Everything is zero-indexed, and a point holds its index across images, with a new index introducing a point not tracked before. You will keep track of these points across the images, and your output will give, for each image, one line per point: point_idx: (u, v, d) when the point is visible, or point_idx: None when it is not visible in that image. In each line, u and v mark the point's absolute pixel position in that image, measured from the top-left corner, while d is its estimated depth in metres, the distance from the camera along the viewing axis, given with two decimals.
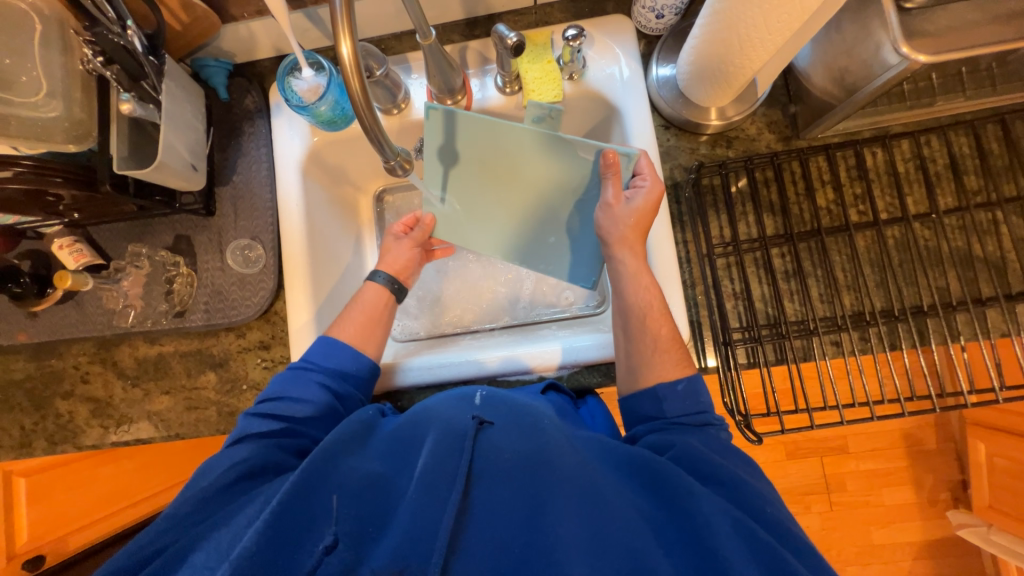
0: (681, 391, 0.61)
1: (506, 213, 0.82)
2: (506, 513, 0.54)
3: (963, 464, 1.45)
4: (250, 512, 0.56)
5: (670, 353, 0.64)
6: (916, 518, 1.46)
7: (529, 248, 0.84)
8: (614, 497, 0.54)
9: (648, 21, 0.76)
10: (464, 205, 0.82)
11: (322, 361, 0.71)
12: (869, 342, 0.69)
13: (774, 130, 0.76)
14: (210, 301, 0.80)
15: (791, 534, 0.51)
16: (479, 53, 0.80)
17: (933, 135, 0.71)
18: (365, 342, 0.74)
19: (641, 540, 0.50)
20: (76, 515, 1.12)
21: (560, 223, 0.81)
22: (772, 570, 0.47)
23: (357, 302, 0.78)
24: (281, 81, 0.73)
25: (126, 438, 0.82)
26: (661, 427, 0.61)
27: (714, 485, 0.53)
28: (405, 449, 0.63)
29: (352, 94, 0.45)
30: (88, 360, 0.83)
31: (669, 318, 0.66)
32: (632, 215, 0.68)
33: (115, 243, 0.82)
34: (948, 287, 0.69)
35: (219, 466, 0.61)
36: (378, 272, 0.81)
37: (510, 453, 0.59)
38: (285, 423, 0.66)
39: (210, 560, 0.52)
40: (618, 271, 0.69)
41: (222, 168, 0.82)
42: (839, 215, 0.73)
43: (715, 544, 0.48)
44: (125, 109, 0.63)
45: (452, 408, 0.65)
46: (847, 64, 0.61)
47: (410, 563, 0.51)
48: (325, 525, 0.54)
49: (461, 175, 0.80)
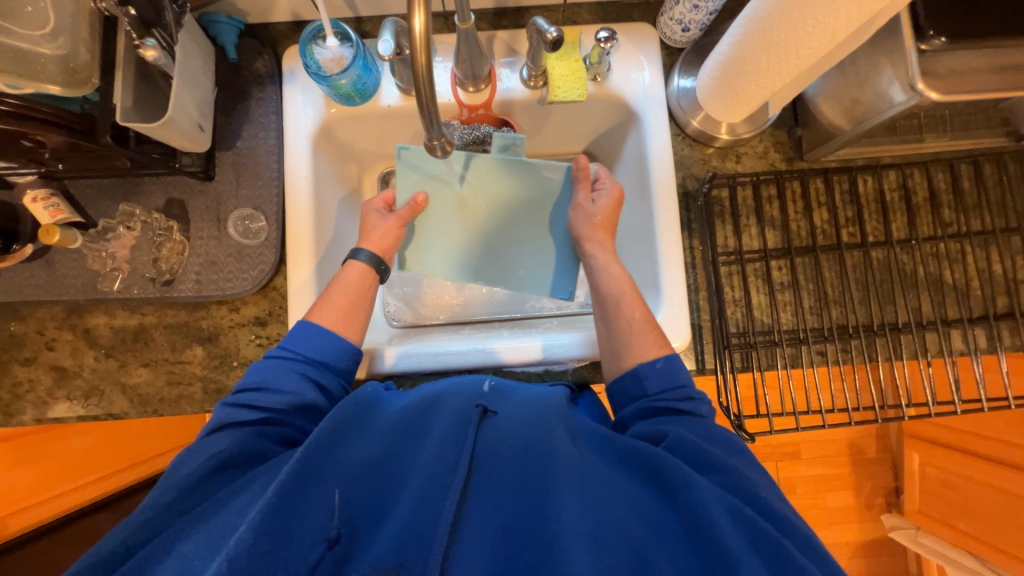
0: (661, 368, 0.64)
1: (482, 244, 0.87)
2: (507, 502, 0.54)
3: (898, 472, 1.59)
4: (246, 499, 0.53)
5: (645, 333, 0.68)
6: (854, 520, 1.59)
7: (506, 268, 0.87)
8: (618, 490, 0.55)
9: (673, 33, 0.79)
10: (444, 236, 0.86)
11: (303, 349, 0.67)
12: (851, 353, 0.75)
13: (779, 150, 0.81)
14: (202, 271, 0.75)
15: (789, 521, 0.52)
16: (507, 44, 0.80)
17: (916, 169, 0.78)
18: (349, 329, 0.71)
19: (642, 530, 0.51)
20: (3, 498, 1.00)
21: (535, 247, 0.86)
22: (770, 558, 0.48)
23: (338, 284, 0.73)
24: (303, 46, 0.70)
25: (96, 412, 0.76)
26: (650, 407, 0.63)
27: (711, 475, 0.55)
28: (403, 433, 0.60)
29: (416, 69, 0.44)
30: (56, 326, 0.76)
31: (638, 300, 0.71)
32: (597, 213, 0.76)
33: (97, 202, 0.76)
34: (920, 308, 0.76)
35: (201, 451, 0.58)
36: (359, 249, 0.75)
37: (512, 441, 0.58)
38: (264, 412, 0.62)
39: (206, 549, 0.48)
40: (591, 263, 0.75)
41: (226, 131, 0.78)
42: (832, 234, 0.78)
43: (717, 535, 0.49)
44: (150, 56, 0.59)
45: (451, 393, 0.65)
46: (859, 95, 0.66)
47: (409, 558, 0.50)
48: (323, 518, 0.51)
49: (442, 209, 0.85)
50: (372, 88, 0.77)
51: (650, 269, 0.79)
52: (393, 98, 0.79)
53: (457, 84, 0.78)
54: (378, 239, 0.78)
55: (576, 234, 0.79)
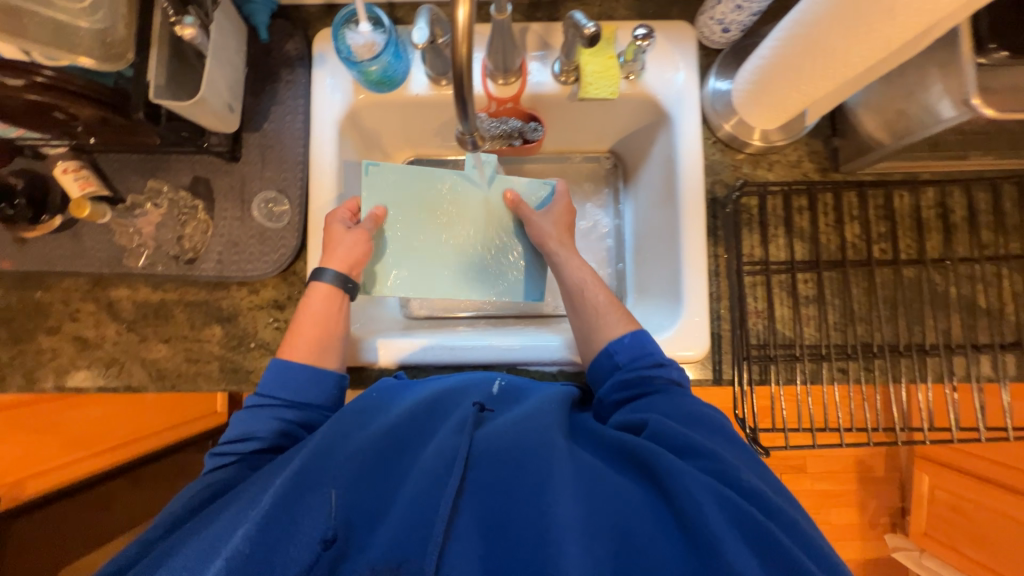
0: (628, 343, 0.67)
1: (442, 260, 0.83)
2: (499, 494, 0.52)
3: (904, 492, 1.57)
4: (239, 509, 0.51)
5: (611, 312, 0.72)
6: (856, 537, 1.57)
7: (483, 275, 0.84)
8: (612, 485, 0.53)
9: (712, 34, 0.77)
10: (409, 254, 0.82)
11: (279, 391, 0.64)
12: (874, 372, 0.74)
13: (814, 160, 0.79)
14: (224, 251, 0.76)
15: (775, 505, 0.50)
16: (540, 37, 0.78)
17: (956, 187, 0.76)
18: (324, 358, 0.68)
19: (636, 521, 0.50)
20: (15, 466, 0.99)
21: (500, 252, 0.85)
22: (759, 548, 0.46)
23: (305, 313, 0.70)
24: (335, 30, 0.69)
25: (115, 384, 0.77)
26: (623, 379, 0.65)
27: (698, 462, 0.53)
28: (405, 421, 0.59)
29: (457, 60, 0.44)
30: (80, 297, 0.78)
31: (602, 285, 0.75)
32: (553, 215, 0.81)
33: (124, 176, 0.77)
34: (949, 330, 0.74)
35: (184, 491, 0.57)
36: (324, 268, 0.71)
37: (509, 434, 0.56)
38: (238, 455, 0.60)
39: (198, 554, 0.47)
40: (555, 258, 0.78)
41: (254, 112, 0.78)
42: (862, 249, 0.76)
43: (706, 527, 0.47)
44: (187, 35, 0.60)
45: (455, 389, 0.64)
46: (904, 107, 0.64)
47: (409, 558, 0.48)
48: (316, 519, 0.50)
49: (408, 227, 0.82)
50: (401, 76, 0.76)
51: (670, 273, 0.78)
52: (422, 87, 0.78)
53: (488, 76, 0.76)
54: (347, 248, 0.72)
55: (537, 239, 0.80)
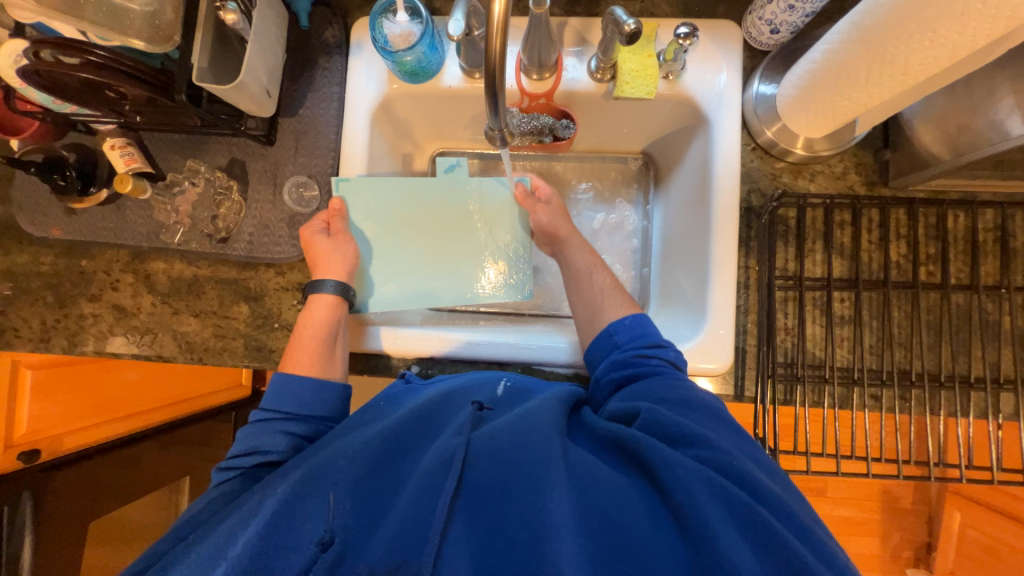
0: (629, 324, 0.67)
1: (427, 262, 0.83)
2: (496, 496, 0.51)
3: (932, 527, 1.48)
4: (242, 514, 0.53)
5: (616, 294, 0.72)
6: (875, 569, 1.49)
7: (462, 276, 0.83)
8: (607, 480, 0.52)
9: (760, 35, 0.74)
10: (392, 263, 0.82)
11: (285, 404, 0.65)
12: (909, 402, 0.70)
13: (861, 173, 0.74)
14: (255, 233, 0.78)
15: (766, 490, 0.49)
16: (579, 32, 0.77)
17: (1020, 211, 0.70)
18: (327, 369, 0.70)
19: (627, 514, 0.49)
20: (54, 421, 1.04)
21: (475, 250, 0.84)
22: (751, 534, 0.45)
23: (309, 326, 0.70)
24: (374, 19, 0.69)
25: (148, 352, 0.81)
26: (622, 358, 0.64)
27: (691, 450, 0.52)
28: (405, 423, 0.59)
29: (490, 54, 0.43)
30: (120, 268, 0.81)
31: (609, 270, 0.76)
32: (555, 206, 0.82)
33: (166, 154, 0.80)
34: (998, 363, 0.69)
35: (194, 503, 0.59)
36: (325, 279, 0.73)
37: (506, 434, 0.56)
38: (242, 469, 0.62)
39: (202, 559, 0.49)
40: (566, 242, 0.79)
41: (291, 98, 0.79)
42: (908, 271, 0.72)
43: (699, 522, 0.46)
44: (230, 19, 0.62)
45: (458, 390, 0.64)
46: (968, 122, 0.59)
47: (407, 560, 0.48)
48: (317, 518, 0.51)
49: (386, 234, 0.83)
50: (436, 67, 0.76)
51: (696, 282, 0.76)
52: (455, 79, 0.77)
53: (522, 70, 0.75)
54: (341, 258, 0.74)
55: (543, 228, 0.81)
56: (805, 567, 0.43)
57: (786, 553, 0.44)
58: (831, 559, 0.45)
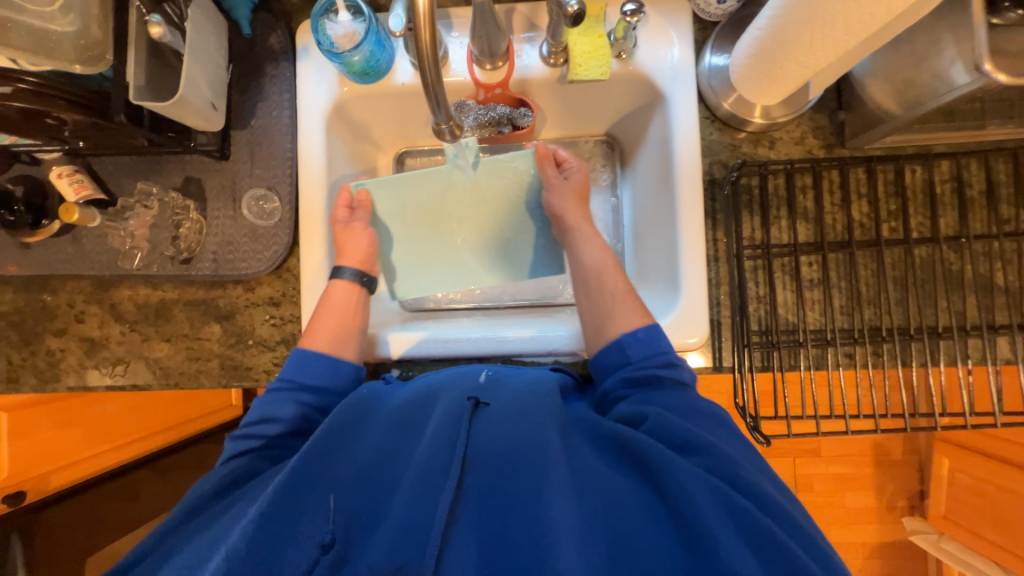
0: (642, 337, 0.65)
1: (428, 250, 0.82)
2: (501, 509, 0.51)
3: (924, 475, 1.52)
4: (234, 515, 0.53)
5: (627, 303, 0.69)
6: (872, 521, 1.53)
7: (492, 262, 0.83)
8: (607, 483, 0.52)
9: (707, 5, 0.74)
10: (394, 258, 0.82)
11: (298, 376, 0.67)
12: (882, 357, 0.71)
13: (819, 136, 0.75)
14: (219, 250, 0.77)
15: (770, 499, 0.50)
16: (527, 18, 0.76)
17: (973, 159, 0.72)
18: (343, 351, 0.70)
19: (632, 522, 0.49)
20: (39, 460, 1.03)
21: (501, 237, 0.83)
22: (753, 544, 0.46)
23: (327, 303, 0.72)
24: (315, 21, 0.68)
25: (121, 382, 0.79)
26: (634, 376, 0.63)
27: (694, 458, 0.53)
28: (399, 430, 0.58)
29: (421, 44, 0.44)
30: (84, 300, 0.79)
31: (620, 273, 0.73)
32: (571, 187, 0.78)
33: (117, 179, 0.78)
34: (964, 311, 0.71)
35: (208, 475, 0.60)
36: (343, 266, 0.74)
37: (509, 437, 0.55)
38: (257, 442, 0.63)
39: (192, 559, 0.49)
40: (573, 234, 0.76)
41: (241, 109, 0.78)
42: (871, 229, 0.73)
43: (701, 530, 0.46)
44: (157, 32, 0.61)
45: (443, 383, 0.63)
46: (913, 76, 0.60)
47: (408, 559, 0.47)
48: (312, 525, 0.50)
49: (403, 233, 0.81)
50: (386, 66, 0.74)
51: (668, 259, 0.76)
52: (407, 76, 0.76)
53: (474, 62, 0.74)
54: (358, 247, 0.75)
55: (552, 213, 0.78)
56: (803, 570, 0.44)
57: (787, 560, 0.45)
58: (823, 558, 0.47)
